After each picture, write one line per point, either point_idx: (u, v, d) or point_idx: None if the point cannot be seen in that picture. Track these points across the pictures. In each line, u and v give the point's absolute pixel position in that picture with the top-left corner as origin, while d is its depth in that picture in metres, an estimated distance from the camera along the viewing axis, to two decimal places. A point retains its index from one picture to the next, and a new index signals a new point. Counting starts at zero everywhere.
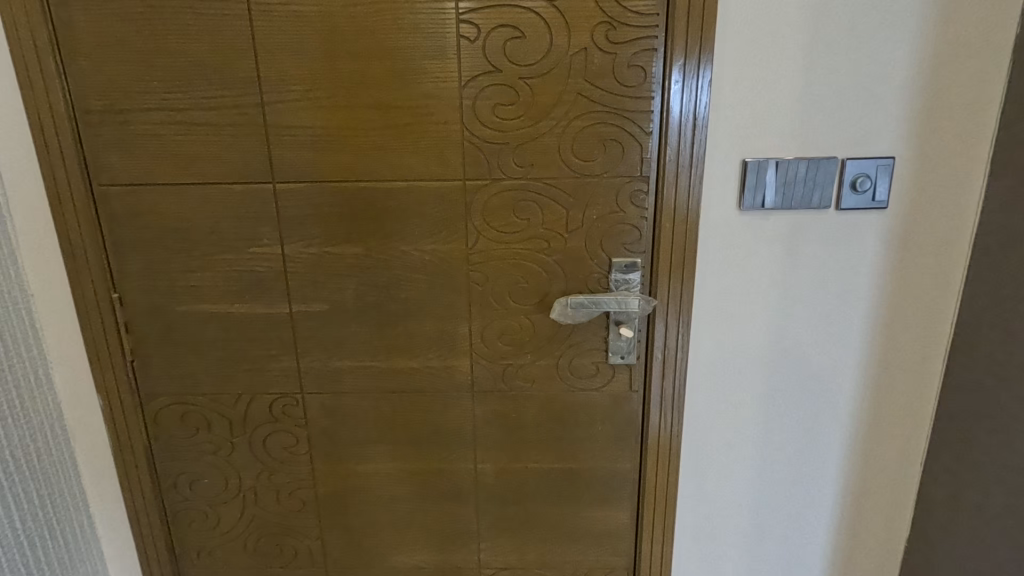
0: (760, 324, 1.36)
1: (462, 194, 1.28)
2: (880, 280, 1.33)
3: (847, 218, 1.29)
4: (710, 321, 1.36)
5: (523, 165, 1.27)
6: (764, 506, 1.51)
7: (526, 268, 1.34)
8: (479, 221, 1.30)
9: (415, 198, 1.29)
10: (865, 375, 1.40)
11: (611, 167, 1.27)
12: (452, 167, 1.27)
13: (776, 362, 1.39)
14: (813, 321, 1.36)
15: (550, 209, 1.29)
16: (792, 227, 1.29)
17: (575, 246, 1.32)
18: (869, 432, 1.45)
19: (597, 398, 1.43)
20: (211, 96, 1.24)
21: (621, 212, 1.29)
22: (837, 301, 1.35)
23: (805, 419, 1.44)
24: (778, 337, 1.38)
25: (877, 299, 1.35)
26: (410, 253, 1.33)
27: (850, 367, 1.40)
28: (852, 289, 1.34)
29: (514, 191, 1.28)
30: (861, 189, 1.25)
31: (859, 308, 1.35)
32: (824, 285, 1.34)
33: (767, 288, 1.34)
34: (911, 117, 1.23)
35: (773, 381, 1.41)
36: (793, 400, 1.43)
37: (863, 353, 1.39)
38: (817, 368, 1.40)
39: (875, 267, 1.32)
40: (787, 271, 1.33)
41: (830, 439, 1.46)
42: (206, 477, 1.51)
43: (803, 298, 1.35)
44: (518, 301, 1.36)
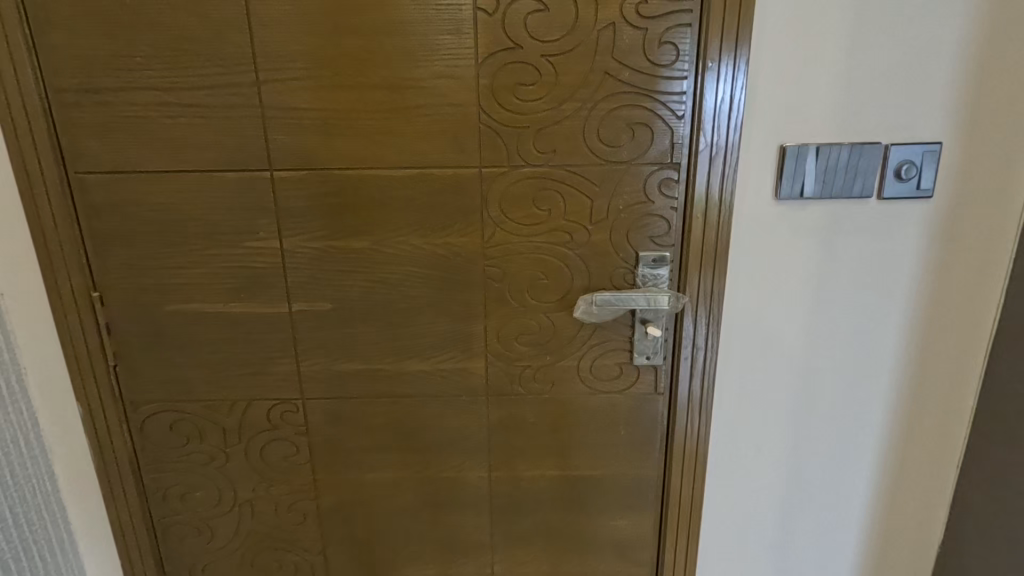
0: (792, 321, 1.29)
1: (478, 183, 1.18)
2: (920, 274, 1.26)
3: (889, 208, 1.21)
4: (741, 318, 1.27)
5: (544, 151, 1.17)
6: (792, 510, 1.44)
7: (546, 263, 1.24)
8: (497, 212, 1.20)
9: (426, 187, 1.18)
10: (901, 373, 1.33)
11: (640, 154, 1.17)
12: (468, 152, 1.16)
13: (809, 361, 1.32)
14: (849, 318, 1.29)
15: (573, 199, 1.20)
16: (831, 217, 1.21)
17: (600, 239, 1.22)
18: (903, 433, 1.38)
19: (621, 401, 1.34)
20: (201, 74, 1.12)
21: (649, 202, 1.20)
22: (875, 296, 1.27)
23: (838, 420, 1.37)
24: (812, 334, 1.30)
25: (917, 294, 1.27)
26: (421, 247, 1.22)
27: (886, 365, 1.33)
28: (891, 283, 1.27)
29: (535, 179, 1.18)
30: (906, 177, 1.18)
31: (898, 304, 1.28)
32: (862, 280, 1.26)
33: (802, 282, 1.26)
34: (961, 101, 1.15)
35: (806, 380, 1.33)
36: (826, 400, 1.35)
37: (900, 350, 1.32)
38: (852, 367, 1.33)
39: (915, 260, 1.25)
40: (822, 264, 1.25)
41: (862, 441, 1.39)
42: (198, 490, 1.40)
43: (839, 293, 1.27)
44: (537, 299, 1.26)
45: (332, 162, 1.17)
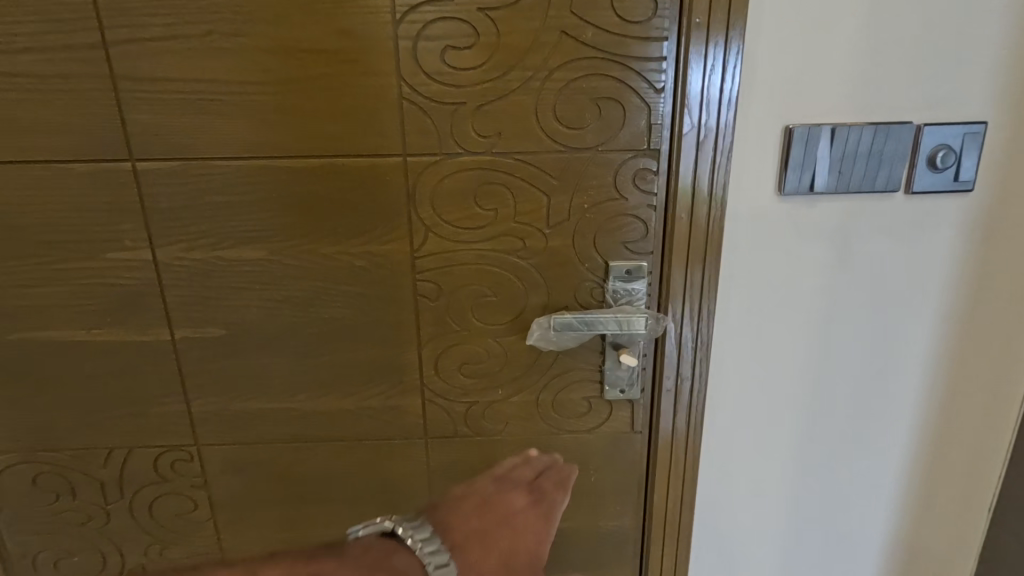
0: (797, 343, 1.05)
1: (403, 176, 0.92)
2: (954, 285, 1.03)
3: (918, 204, 0.98)
4: (735, 340, 1.04)
5: (486, 135, 0.91)
6: (795, 562, 1.22)
7: (492, 276, 0.99)
8: (428, 213, 0.94)
9: (336, 182, 0.92)
10: (928, 403, 1.10)
11: (608, 138, 0.92)
12: (387, 136, 0.90)
13: (817, 389, 1.08)
14: (867, 338, 1.06)
15: (524, 196, 0.94)
16: (847, 215, 0.97)
17: (560, 245, 0.97)
18: (928, 473, 1.15)
19: (590, 441, 1.10)
20: (29, 34, 0.84)
21: (622, 199, 0.95)
22: (898, 311, 1.04)
23: (851, 458, 1.14)
24: (821, 358, 1.07)
25: (950, 309, 1.04)
26: (332, 258, 0.96)
27: (910, 393, 1.10)
28: (915, 296, 1.03)
29: (475, 171, 0.93)
30: (942, 165, 0.94)
31: (926, 321, 1.05)
32: (883, 292, 1.03)
33: (810, 296, 1.02)
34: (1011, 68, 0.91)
35: (812, 413, 1.10)
36: (837, 436, 1.12)
37: (927, 375, 1.09)
38: (869, 395, 1.10)
39: (949, 268, 1.02)
40: (834, 274, 1.01)
41: (879, 481, 1.16)
42: (76, 554, 1.14)
43: (855, 309, 1.03)
44: (484, 320, 1.01)
45: (213, 150, 0.91)
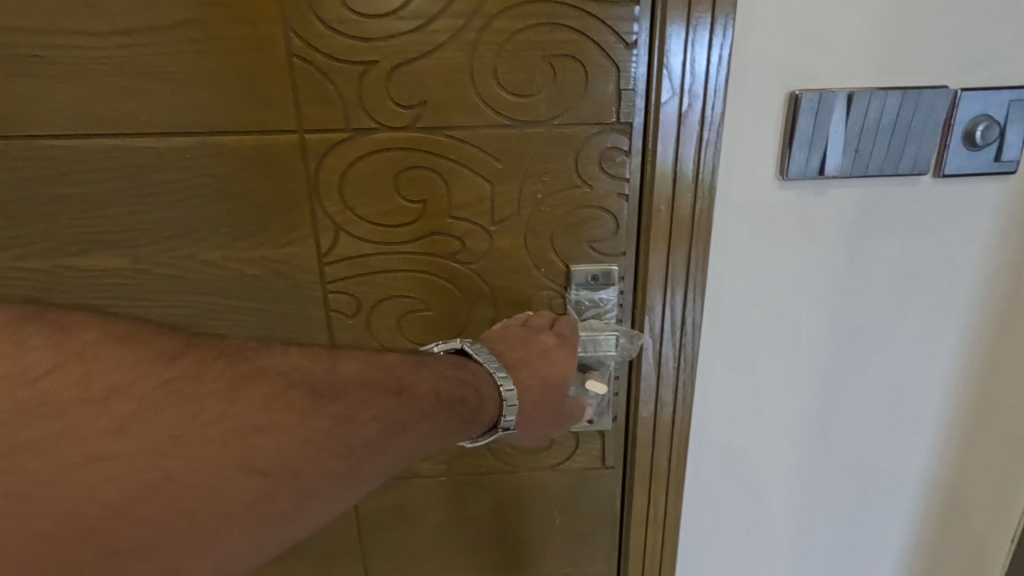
0: (799, 364, 0.85)
1: (301, 159, 0.71)
2: (993, 294, 0.82)
3: (951, 192, 0.77)
4: (725, 360, 0.84)
5: (408, 104, 0.70)
6: None
7: (424, 286, 0.78)
8: (338, 207, 0.73)
9: (211, 167, 0.70)
10: (955, 436, 0.91)
11: (566, 108, 0.72)
12: (275, 105, 0.68)
13: (821, 419, 0.89)
14: (882, 359, 0.85)
15: (460, 185, 0.74)
16: (862, 207, 0.77)
17: (509, 246, 0.77)
18: (954, 517, 0.95)
19: (553, 478, 0.92)
20: None
21: (586, 186, 0.75)
22: (922, 326, 0.84)
23: (860, 499, 0.95)
24: (827, 382, 0.87)
25: (988, 323, 0.84)
26: (216, 267, 0.75)
27: (933, 425, 0.90)
28: (948, 307, 0.83)
29: (395, 151, 0.72)
30: (980, 140, 0.73)
31: (956, 337, 0.84)
32: (904, 302, 0.82)
33: (814, 307, 0.82)
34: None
35: (816, 446, 0.91)
36: (844, 474, 0.93)
37: (955, 404, 0.88)
38: (883, 427, 0.90)
39: (987, 272, 0.81)
40: (848, 279, 0.81)
41: (892, 523, 0.97)
42: None
43: (870, 322, 0.83)
44: (417, 341, 0.81)
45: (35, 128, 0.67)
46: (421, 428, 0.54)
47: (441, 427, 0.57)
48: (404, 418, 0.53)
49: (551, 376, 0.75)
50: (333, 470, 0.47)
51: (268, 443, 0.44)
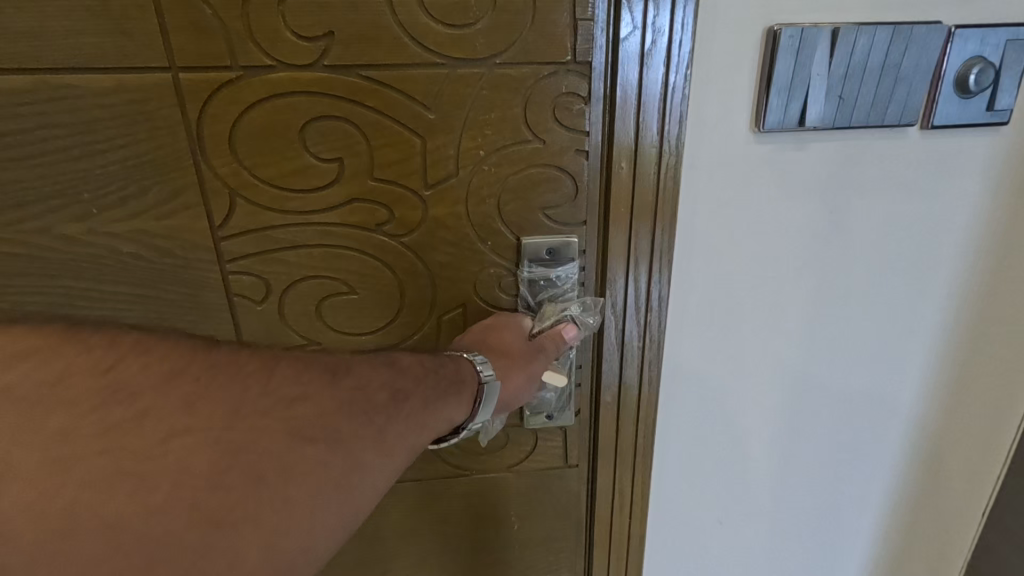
0: (771, 343, 0.76)
1: (177, 106, 0.56)
2: (979, 260, 0.74)
3: (944, 144, 0.67)
4: (690, 341, 0.74)
5: (310, 35, 0.55)
6: None
7: (348, 265, 0.65)
8: (231, 167, 0.59)
9: (58, 113, 0.55)
10: (933, 415, 0.83)
11: (509, 43, 0.58)
12: (135, 33, 0.53)
13: (794, 402, 0.80)
14: (860, 333, 0.77)
15: (383, 140, 0.60)
16: (842, 163, 0.67)
17: (448, 214, 0.64)
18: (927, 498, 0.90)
19: (508, 482, 0.81)
20: None
21: (538, 142, 0.62)
22: (902, 297, 0.75)
23: (835, 486, 0.87)
24: (801, 362, 0.78)
25: (972, 293, 0.75)
26: (79, 242, 0.60)
27: (911, 404, 0.82)
28: (930, 279, 0.74)
29: (296, 97, 0.57)
30: (975, 88, 0.63)
31: (939, 309, 0.76)
32: (886, 272, 0.73)
33: (788, 279, 0.72)
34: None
35: (785, 433, 0.82)
36: (817, 458, 0.85)
37: (933, 380, 0.81)
38: (860, 408, 0.82)
39: (974, 236, 0.72)
40: (824, 247, 0.71)
41: (861, 511, 0.90)
42: None
43: (847, 294, 0.74)
44: (342, 330, 0.68)
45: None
46: (384, 375, 0.49)
47: (449, 386, 0.54)
48: (407, 381, 0.50)
49: (487, 342, 0.64)
50: (357, 428, 0.43)
51: (293, 392, 0.41)
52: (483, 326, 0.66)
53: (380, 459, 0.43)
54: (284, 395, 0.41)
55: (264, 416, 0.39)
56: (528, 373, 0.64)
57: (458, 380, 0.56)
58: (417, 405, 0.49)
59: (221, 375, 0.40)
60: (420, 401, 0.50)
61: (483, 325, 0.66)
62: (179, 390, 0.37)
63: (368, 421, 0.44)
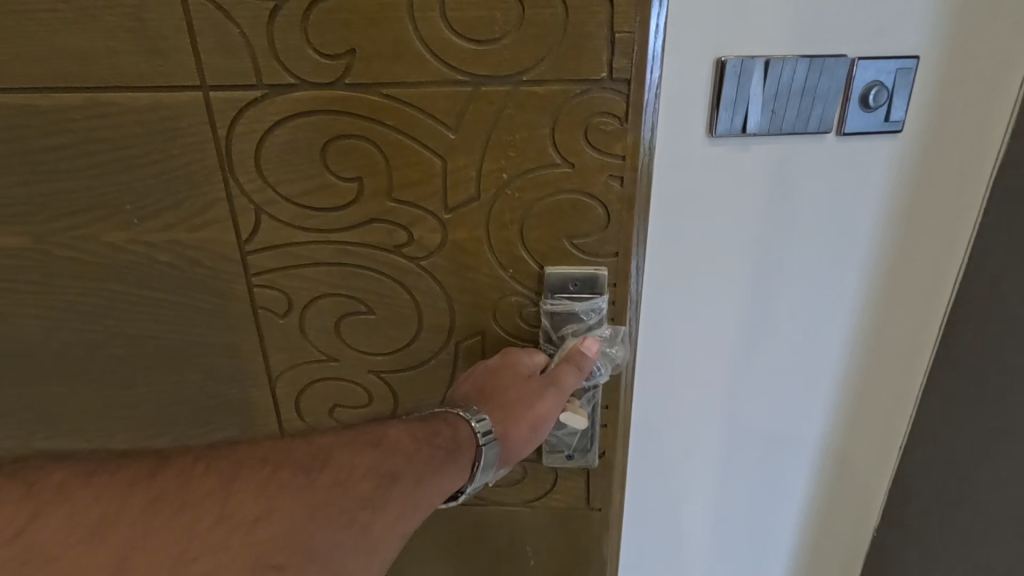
0: (711, 353, 0.71)
1: (207, 123, 0.57)
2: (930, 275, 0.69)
3: (904, 151, 0.62)
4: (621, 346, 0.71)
5: (331, 53, 0.54)
6: None
7: (365, 285, 0.64)
8: (256, 185, 0.60)
9: (106, 130, 0.58)
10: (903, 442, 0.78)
11: (539, 58, 0.53)
12: (169, 53, 0.54)
13: (733, 414, 0.76)
14: (803, 348, 0.72)
15: (401, 160, 0.57)
16: (787, 170, 0.62)
17: (467, 238, 0.61)
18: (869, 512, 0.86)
19: (524, 516, 0.77)
20: None
21: (566, 165, 0.57)
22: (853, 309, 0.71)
23: (774, 501, 0.84)
24: (741, 374, 0.73)
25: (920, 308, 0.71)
26: (124, 249, 0.63)
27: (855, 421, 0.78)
28: (870, 301, 0.70)
29: (318, 115, 0.56)
30: (875, 109, 0.59)
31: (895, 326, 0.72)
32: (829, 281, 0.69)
33: (728, 288, 0.67)
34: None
35: (732, 450, 0.79)
36: (757, 476, 0.82)
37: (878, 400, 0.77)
38: (800, 421, 0.78)
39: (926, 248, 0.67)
40: (767, 260, 0.66)
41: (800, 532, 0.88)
42: None
43: (788, 303, 0.70)
44: (361, 348, 0.67)
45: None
46: (368, 458, 0.45)
47: (443, 457, 0.50)
48: (397, 458, 0.47)
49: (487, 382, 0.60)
50: (336, 539, 0.39)
51: (257, 512, 0.37)
52: (487, 363, 0.62)
53: (366, 561, 0.40)
54: (246, 518, 0.37)
55: (225, 550, 0.35)
56: (530, 417, 0.59)
57: (454, 447, 0.53)
58: (409, 485, 0.46)
59: (165, 504, 0.35)
60: (414, 482, 0.46)
61: (496, 363, 0.61)
62: (111, 542, 0.33)
63: (349, 525, 0.40)
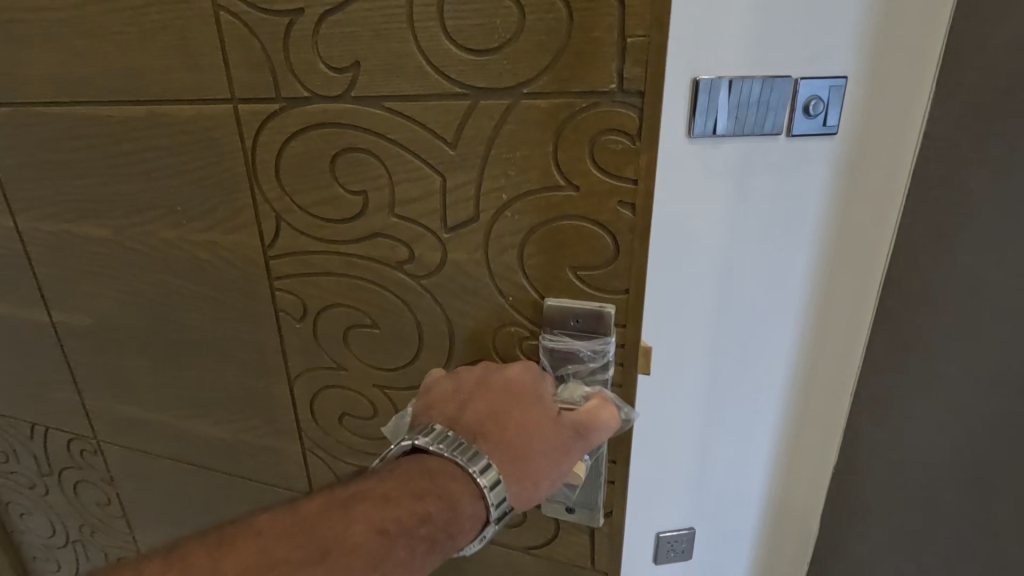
0: None
1: (237, 134, 0.61)
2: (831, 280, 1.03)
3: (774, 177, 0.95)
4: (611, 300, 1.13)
5: (340, 67, 0.54)
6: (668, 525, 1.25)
7: (370, 298, 0.63)
8: (276, 193, 0.62)
9: (163, 138, 0.65)
10: None
11: (543, 68, 0.48)
12: (207, 68, 0.58)
13: None
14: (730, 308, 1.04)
15: (402, 174, 0.56)
16: None
17: (467, 260, 0.57)
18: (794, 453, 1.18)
19: (523, 563, 0.71)
20: None
21: (570, 188, 0.51)
22: (777, 298, 1.04)
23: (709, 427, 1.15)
24: None
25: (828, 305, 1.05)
26: (177, 245, 0.70)
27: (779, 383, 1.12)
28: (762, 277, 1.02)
29: (328, 126, 0.57)
30: None
31: None
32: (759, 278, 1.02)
33: None
34: (917, 83, 0.89)
35: None
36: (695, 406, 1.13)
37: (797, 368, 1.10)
38: (721, 364, 1.09)
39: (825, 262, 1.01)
40: None
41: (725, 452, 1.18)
42: (34, 514, 1.13)
43: (733, 292, 1.03)
44: (366, 360, 0.67)
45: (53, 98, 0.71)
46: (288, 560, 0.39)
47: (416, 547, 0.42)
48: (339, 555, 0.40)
49: (486, 429, 0.50)
50: None
51: None
52: (487, 404, 0.52)
53: None
54: None
55: None
56: (541, 474, 0.50)
57: (439, 535, 0.44)
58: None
59: None
60: (391, 557, 0.41)
61: (481, 372, 0.55)
62: None
63: None
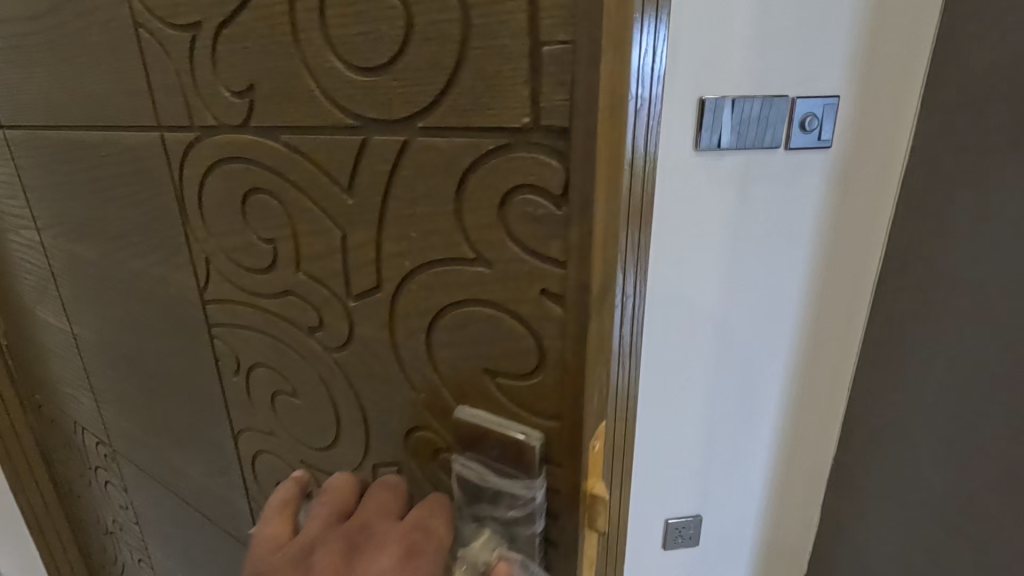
0: None
1: (168, 167, 0.54)
2: (823, 305, 0.97)
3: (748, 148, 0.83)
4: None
5: (237, 92, 0.44)
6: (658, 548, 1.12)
7: (289, 365, 0.53)
8: (203, 234, 0.54)
9: (117, 167, 0.60)
10: None
11: (439, 96, 0.33)
12: (139, 93, 0.52)
13: None
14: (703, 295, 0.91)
15: (304, 224, 0.44)
16: None
17: (374, 339, 0.44)
18: (782, 480, 1.13)
19: None
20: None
21: (481, 265, 0.35)
22: (769, 322, 0.97)
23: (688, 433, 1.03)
24: None
25: (821, 331, 0.99)
26: (139, 277, 0.66)
27: (770, 410, 1.05)
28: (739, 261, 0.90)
29: (236, 163, 0.47)
30: None
31: None
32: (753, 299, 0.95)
33: None
34: (901, 111, 0.85)
35: None
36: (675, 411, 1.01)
37: (787, 395, 1.04)
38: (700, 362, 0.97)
39: (817, 284, 0.95)
40: None
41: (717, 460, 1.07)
42: (85, 499, 1.22)
43: (725, 314, 0.95)
44: (294, 434, 0.57)
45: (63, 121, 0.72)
46: None
47: None
48: None
49: None
50: None
51: None
52: None
53: None
54: None
55: None
56: None
57: None
58: None
59: None
60: None
61: (285, 497, 0.49)
62: None
63: None
